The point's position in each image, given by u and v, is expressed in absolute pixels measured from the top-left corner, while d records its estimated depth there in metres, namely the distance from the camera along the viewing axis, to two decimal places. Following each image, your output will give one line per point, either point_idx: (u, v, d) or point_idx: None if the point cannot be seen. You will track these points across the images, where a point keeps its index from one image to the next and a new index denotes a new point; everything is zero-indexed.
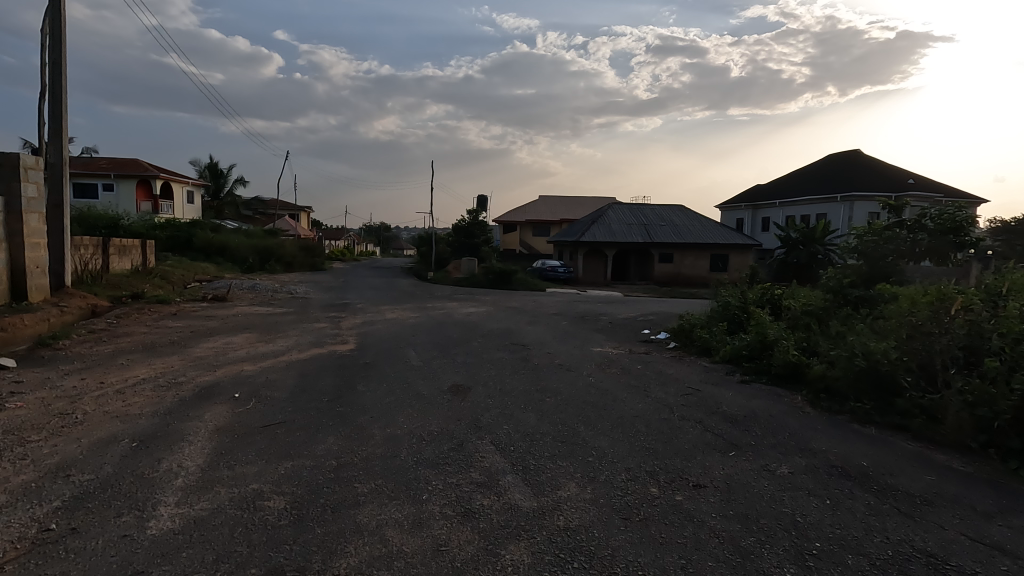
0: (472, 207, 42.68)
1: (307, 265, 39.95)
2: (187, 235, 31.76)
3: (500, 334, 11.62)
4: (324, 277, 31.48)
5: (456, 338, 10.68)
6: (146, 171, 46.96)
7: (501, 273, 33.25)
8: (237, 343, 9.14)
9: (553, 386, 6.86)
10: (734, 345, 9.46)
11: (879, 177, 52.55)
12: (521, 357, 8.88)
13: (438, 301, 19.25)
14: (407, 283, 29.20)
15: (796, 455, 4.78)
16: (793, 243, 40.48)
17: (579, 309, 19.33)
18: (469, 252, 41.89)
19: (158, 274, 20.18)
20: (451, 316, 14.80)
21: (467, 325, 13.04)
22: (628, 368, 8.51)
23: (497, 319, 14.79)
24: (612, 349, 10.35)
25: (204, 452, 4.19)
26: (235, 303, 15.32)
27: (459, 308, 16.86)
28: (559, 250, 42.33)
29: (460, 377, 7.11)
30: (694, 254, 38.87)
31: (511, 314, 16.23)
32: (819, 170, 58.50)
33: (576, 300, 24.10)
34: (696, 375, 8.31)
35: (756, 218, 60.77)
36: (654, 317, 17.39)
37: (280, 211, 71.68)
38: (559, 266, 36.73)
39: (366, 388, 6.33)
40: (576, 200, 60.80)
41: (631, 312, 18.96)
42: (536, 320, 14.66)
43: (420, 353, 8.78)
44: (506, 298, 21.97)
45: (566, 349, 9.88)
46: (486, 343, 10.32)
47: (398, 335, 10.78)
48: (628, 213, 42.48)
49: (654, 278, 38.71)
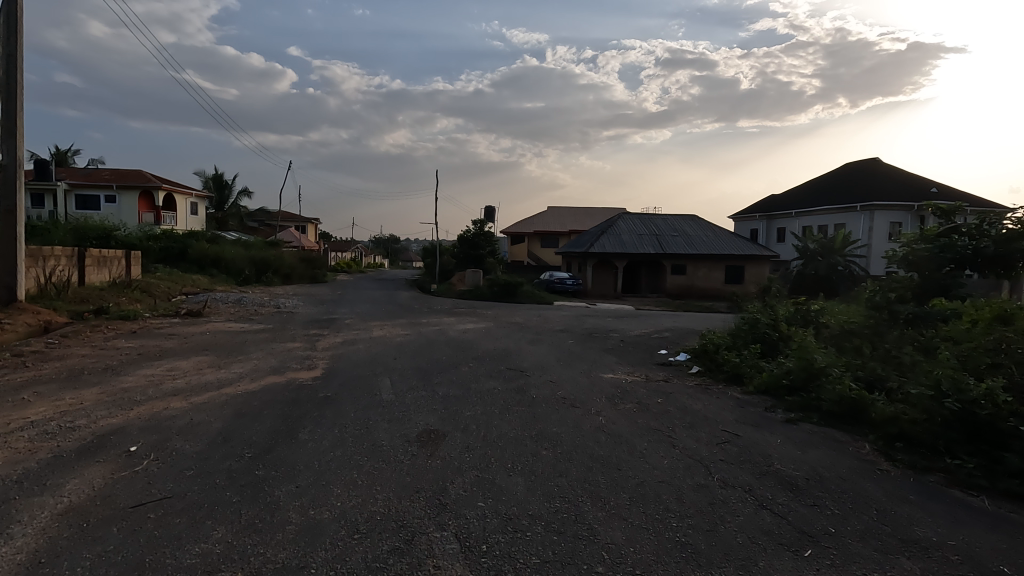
0: (478, 218, 41.48)
1: (307, 277, 38.84)
2: (182, 246, 30.73)
3: (497, 356, 10.17)
4: (322, 289, 30.32)
5: (446, 361, 9.25)
6: (148, 182, 46.37)
7: (506, 285, 31.89)
8: (182, 369, 7.74)
9: (550, 431, 5.42)
10: (772, 373, 7.98)
11: (900, 186, 50.73)
12: (516, 387, 7.46)
13: (435, 315, 17.84)
14: (408, 296, 27.94)
15: (902, 555, 3.30)
16: (812, 254, 38.79)
17: (588, 324, 17.81)
18: (474, 263, 40.54)
19: (140, 287, 19.00)
20: (446, 333, 13.40)
21: (462, 344, 11.58)
22: (645, 401, 7.04)
23: (496, 337, 13.35)
24: (626, 375, 8.85)
25: (12, 563, 2.77)
26: (211, 319, 14.00)
27: (456, 324, 15.41)
28: (567, 261, 40.88)
29: (435, 419, 5.67)
30: (708, 265, 37.23)
31: (512, 331, 14.76)
32: (837, 179, 56.66)
33: (584, 314, 22.54)
34: (730, 411, 6.81)
35: (771, 229, 58.97)
36: (670, 335, 15.83)
37: (286, 223, 71.09)
38: (568, 278, 35.29)
39: (309, 437, 4.89)
40: (584, 210, 59.48)
41: (645, 328, 17.42)
42: (540, 338, 13.18)
43: (397, 382, 7.36)
44: (509, 313, 20.50)
45: (571, 377, 8.40)
46: (479, 366, 8.89)
47: (379, 357, 9.37)
48: (639, 223, 41.04)
49: (667, 291, 37.08)
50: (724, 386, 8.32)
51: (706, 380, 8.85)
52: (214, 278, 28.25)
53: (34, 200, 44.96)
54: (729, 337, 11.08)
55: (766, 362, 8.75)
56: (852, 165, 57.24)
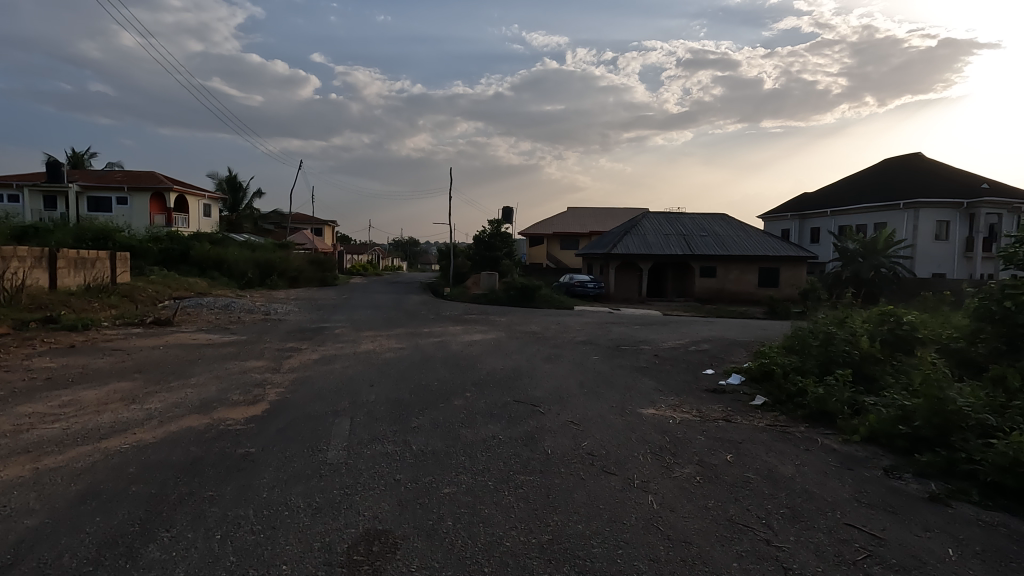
0: (494, 218, 39.53)
1: (316, 280, 37.33)
2: (184, 248, 29.37)
3: (507, 379, 8.17)
4: (327, 294, 28.60)
5: (440, 388, 7.22)
6: (160, 183, 45.49)
7: (523, 288, 29.88)
8: (79, 405, 5.78)
9: (573, 537, 3.31)
10: (880, 412, 5.80)
11: (945, 182, 47.40)
12: (527, 435, 5.37)
13: (440, 324, 15.85)
14: (416, 301, 26.05)
15: None
16: (851, 255, 35.93)
17: (613, 334, 15.59)
18: (490, 266, 38.59)
19: (121, 291, 17.39)
20: (449, 347, 11.39)
21: (466, 362, 9.60)
22: (710, 460, 4.90)
23: (507, 351, 11.30)
24: (673, 411, 6.71)
25: None
26: (180, 328, 12.22)
27: (462, 335, 13.39)
28: (588, 263, 38.65)
29: (390, 508, 3.58)
30: (740, 267, 34.58)
31: (526, 344, 12.66)
32: (876, 175, 53.36)
33: (608, 322, 20.29)
34: (839, 479, 4.63)
35: (804, 229, 55.83)
36: (711, 350, 13.54)
37: (301, 226, 70.15)
38: (589, 280, 33.07)
39: (159, 558, 2.86)
40: (606, 211, 57.13)
41: (679, 339, 15.14)
42: (559, 353, 11.11)
43: (360, 427, 5.33)
44: (524, 320, 18.40)
45: (600, 415, 6.27)
46: (479, 397, 6.85)
47: (356, 382, 7.39)
48: (664, 222, 38.62)
49: (695, 294, 34.56)
50: (810, 431, 6.14)
51: (781, 418, 6.65)
52: (214, 281, 26.77)
53: (47, 203, 44.35)
54: (795, 358, 8.87)
55: (865, 396, 6.51)
56: (891, 160, 53.86)
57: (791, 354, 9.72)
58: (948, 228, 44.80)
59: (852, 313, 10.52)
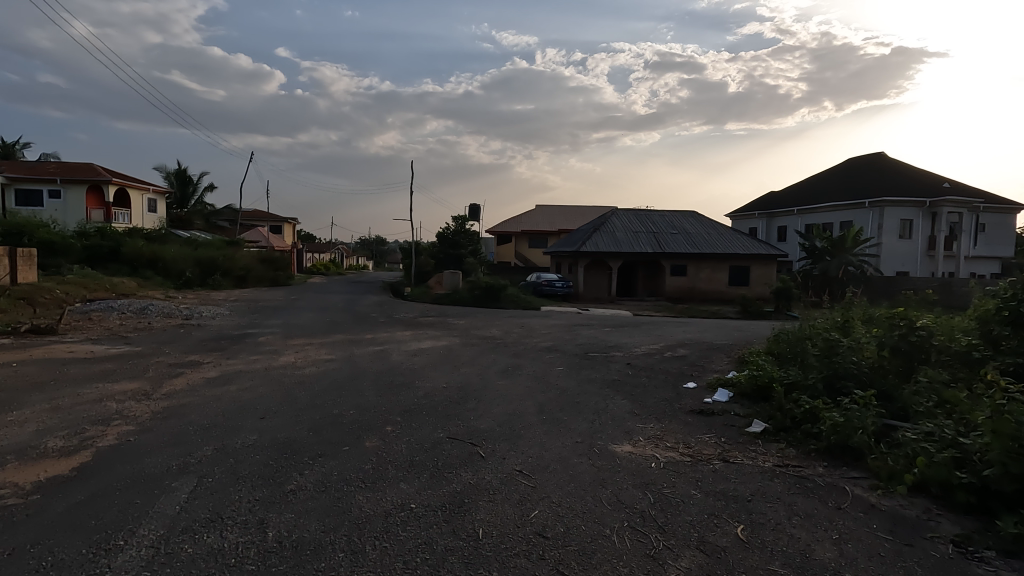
0: (458, 214, 37.80)
1: (266, 280, 34.86)
2: (115, 244, 26.71)
3: (449, 401, 6.56)
4: (274, 294, 26.40)
5: (355, 420, 5.54)
6: (98, 175, 42.16)
7: (487, 288, 28.26)
8: None
9: None
10: (928, 452, 4.39)
11: (909, 181, 47.75)
12: (452, 500, 3.75)
13: (389, 329, 14.05)
14: (371, 302, 24.18)
15: None
16: (820, 253, 35.53)
17: (582, 339, 14.04)
18: (454, 265, 36.81)
19: (17, 293, 15.03)
20: (388, 359, 9.64)
21: (404, 378, 7.92)
22: (716, 540, 3.36)
23: (457, 362, 9.66)
24: (656, 447, 5.18)
25: None
26: (63, 338, 10.15)
27: (409, 342, 11.63)
28: (557, 261, 37.26)
29: None
30: (711, 266, 33.70)
31: (482, 351, 11.04)
32: (841, 174, 53.60)
33: (577, 324, 18.79)
34: (903, 569, 3.18)
35: (772, 228, 55.73)
36: (690, 357, 12.15)
37: (258, 223, 66.91)
38: (557, 279, 31.62)
39: None
40: (575, 209, 55.92)
41: (654, 344, 13.73)
42: (518, 364, 9.52)
43: (205, 495, 3.61)
44: (485, 323, 16.73)
45: (559, 458, 4.71)
46: (403, 433, 5.20)
47: (243, 412, 5.63)
48: (634, 220, 37.54)
49: (666, 294, 33.53)
50: (833, 475, 4.70)
51: (790, 455, 5.21)
52: (146, 281, 24.23)
53: None
54: (793, 371, 7.50)
55: (896, 424, 5.13)
56: (856, 160, 54.23)
57: (788, 365, 8.40)
58: (911, 227, 45.13)
59: (849, 316, 9.28)
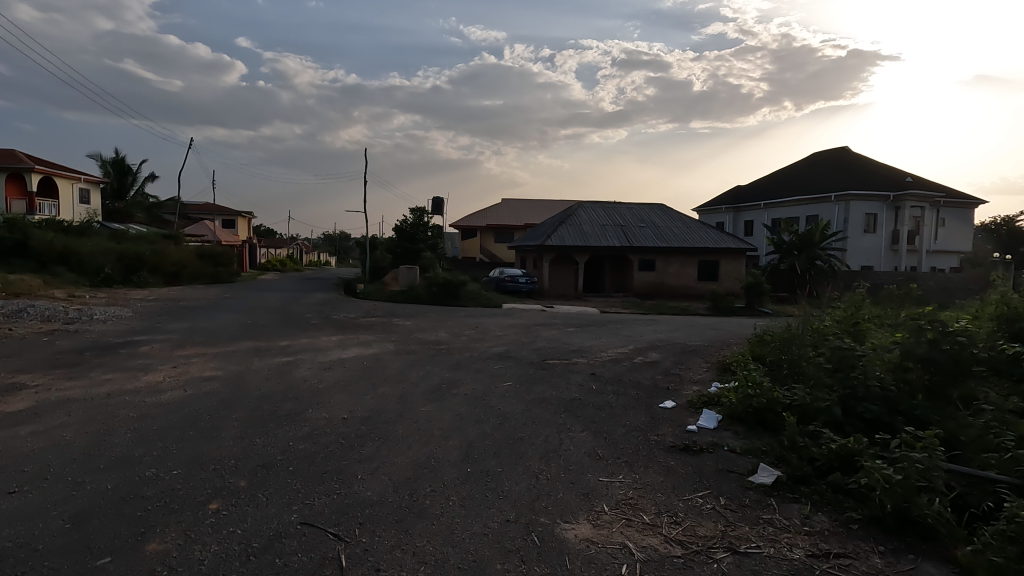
0: (417, 206, 35.60)
1: (205, 277, 31.99)
2: (21, 237, 23.58)
3: (342, 443, 4.68)
4: (207, 293, 23.81)
5: (169, 491, 3.60)
6: (18, 162, 38.25)
7: (445, 284, 26.31)
8: None
9: None
10: None
11: (872, 176, 47.80)
12: None
13: (315, 332, 11.95)
14: (314, 301, 21.90)
15: None
16: (788, 247, 34.77)
17: (540, 342, 12.23)
18: (413, 259, 34.65)
19: None
20: (291, 374, 7.58)
21: (300, 404, 5.99)
22: None
23: (382, 375, 7.74)
24: (624, 527, 3.41)
25: None
26: None
27: (329, 351, 9.57)
28: (521, 256, 35.52)
29: None
30: (680, 260, 32.49)
31: (418, 361, 9.11)
32: (806, 168, 53.51)
33: (538, 323, 17.02)
34: None
35: (738, 222, 55.29)
36: (664, 363, 10.45)
37: (207, 217, 63.04)
38: (520, 275, 29.85)
39: None
40: (541, 202, 54.25)
41: (621, 347, 12.08)
42: (458, 378, 7.68)
43: None
44: (434, 325, 14.79)
45: (468, 566, 2.87)
46: (232, 516, 3.27)
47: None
48: (600, 212, 36.11)
49: (634, 289, 32.16)
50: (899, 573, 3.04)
51: (825, 530, 3.54)
52: (53, 279, 21.30)
53: None
54: (800, 390, 5.87)
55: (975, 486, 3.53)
56: (820, 154, 54.21)
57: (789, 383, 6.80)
58: (876, 221, 45.07)
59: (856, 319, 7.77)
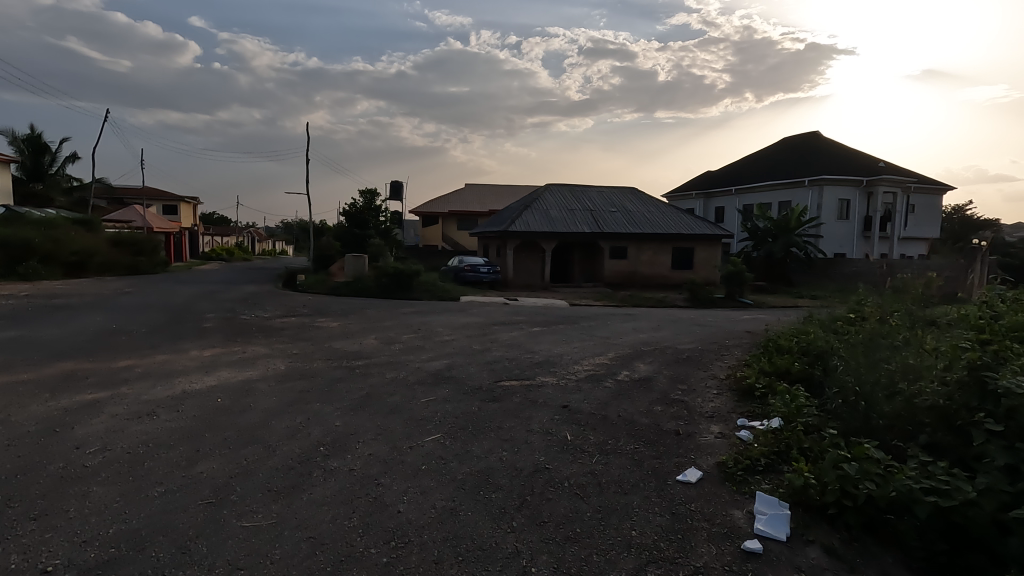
0: (367, 188, 32.15)
1: (121, 268, 27.95)
2: None
3: None
4: (105, 287, 20.07)
5: None
6: None
7: (394, 275, 23.17)
8: None
9: None
10: None
11: (846, 160, 46.47)
12: None
13: (186, 343, 8.71)
14: (233, 296, 18.48)
15: None
16: (763, 234, 32.84)
17: (495, 351, 9.38)
18: (362, 248, 31.32)
19: None
20: (62, 433, 4.48)
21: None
22: None
23: (233, 427, 4.78)
24: None
25: None
26: None
27: (178, 377, 6.45)
28: (484, 243, 32.64)
29: None
30: (653, 247, 30.10)
31: (311, 390, 6.15)
32: (777, 153, 52.00)
33: (495, 321, 14.18)
34: None
35: (709, 208, 53.50)
36: (658, 382, 7.72)
37: (144, 201, 57.74)
38: (481, 264, 26.96)
39: None
40: (506, 188, 51.22)
41: (598, 356, 9.38)
42: (355, 430, 4.79)
43: None
44: (364, 328, 11.71)
45: None
46: None
47: None
48: (568, 196, 33.47)
49: (605, 279, 29.63)
50: None
51: None
52: None
53: None
54: (941, 470, 3.28)
55: None
56: (791, 139, 52.77)
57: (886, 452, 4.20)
58: (848, 207, 43.79)
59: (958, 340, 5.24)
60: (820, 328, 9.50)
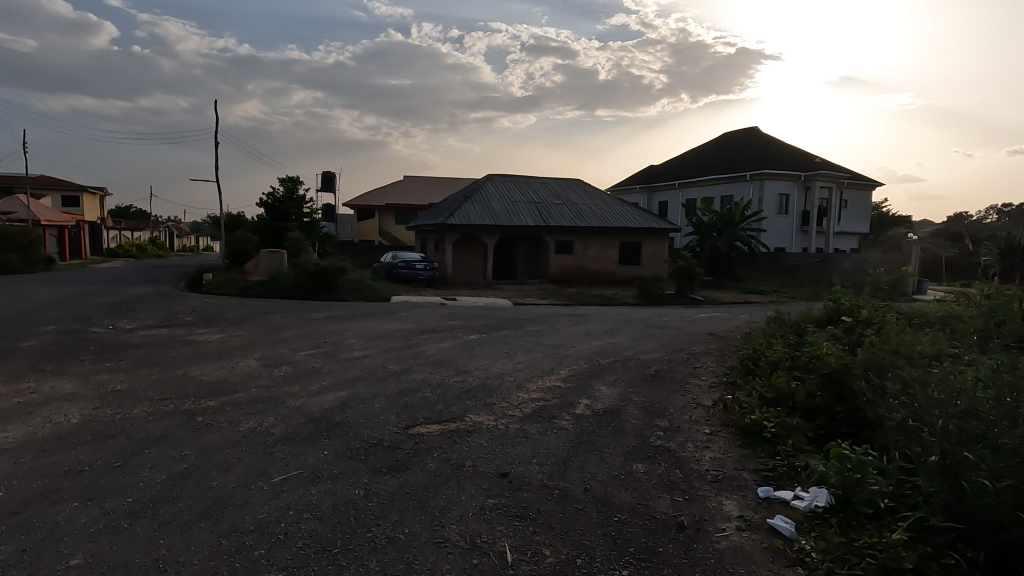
0: (288, 176, 28.86)
1: None
2: None
3: None
4: None
5: None
6: None
7: (314, 272, 20.33)
8: None
9: None
10: None
11: (784, 155, 46.89)
12: None
13: None
14: (106, 300, 15.22)
15: None
16: (709, 228, 32.03)
17: (415, 375, 7.13)
18: (283, 242, 28.06)
19: None
20: None
21: None
22: None
23: None
24: None
25: None
26: None
27: None
28: (421, 237, 30.13)
29: None
30: (601, 241, 28.55)
31: (88, 469, 3.74)
32: (718, 148, 52.08)
33: (424, 328, 11.90)
34: None
35: (653, 202, 52.95)
36: (631, 415, 5.75)
37: (35, 190, 50.91)
38: (416, 260, 24.51)
39: None
40: (447, 180, 48.60)
41: (548, 377, 7.32)
42: None
43: None
44: (250, 343, 9.13)
45: None
46: None
47: None
48: (511, 187, 31.53)
49: (551, 275, 27.86)
50: None
51: None
52: None
53: None
54: None
55: None
56: (732, 134, 53.02)
57: None
58: (787, 202, 44.14)
59: None
60: (811, 335, 7.84)
